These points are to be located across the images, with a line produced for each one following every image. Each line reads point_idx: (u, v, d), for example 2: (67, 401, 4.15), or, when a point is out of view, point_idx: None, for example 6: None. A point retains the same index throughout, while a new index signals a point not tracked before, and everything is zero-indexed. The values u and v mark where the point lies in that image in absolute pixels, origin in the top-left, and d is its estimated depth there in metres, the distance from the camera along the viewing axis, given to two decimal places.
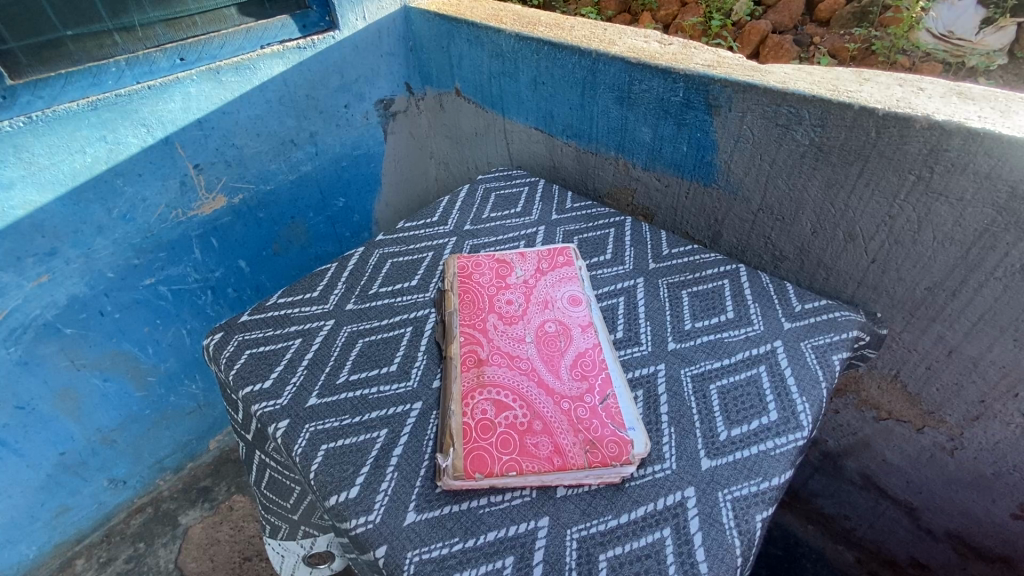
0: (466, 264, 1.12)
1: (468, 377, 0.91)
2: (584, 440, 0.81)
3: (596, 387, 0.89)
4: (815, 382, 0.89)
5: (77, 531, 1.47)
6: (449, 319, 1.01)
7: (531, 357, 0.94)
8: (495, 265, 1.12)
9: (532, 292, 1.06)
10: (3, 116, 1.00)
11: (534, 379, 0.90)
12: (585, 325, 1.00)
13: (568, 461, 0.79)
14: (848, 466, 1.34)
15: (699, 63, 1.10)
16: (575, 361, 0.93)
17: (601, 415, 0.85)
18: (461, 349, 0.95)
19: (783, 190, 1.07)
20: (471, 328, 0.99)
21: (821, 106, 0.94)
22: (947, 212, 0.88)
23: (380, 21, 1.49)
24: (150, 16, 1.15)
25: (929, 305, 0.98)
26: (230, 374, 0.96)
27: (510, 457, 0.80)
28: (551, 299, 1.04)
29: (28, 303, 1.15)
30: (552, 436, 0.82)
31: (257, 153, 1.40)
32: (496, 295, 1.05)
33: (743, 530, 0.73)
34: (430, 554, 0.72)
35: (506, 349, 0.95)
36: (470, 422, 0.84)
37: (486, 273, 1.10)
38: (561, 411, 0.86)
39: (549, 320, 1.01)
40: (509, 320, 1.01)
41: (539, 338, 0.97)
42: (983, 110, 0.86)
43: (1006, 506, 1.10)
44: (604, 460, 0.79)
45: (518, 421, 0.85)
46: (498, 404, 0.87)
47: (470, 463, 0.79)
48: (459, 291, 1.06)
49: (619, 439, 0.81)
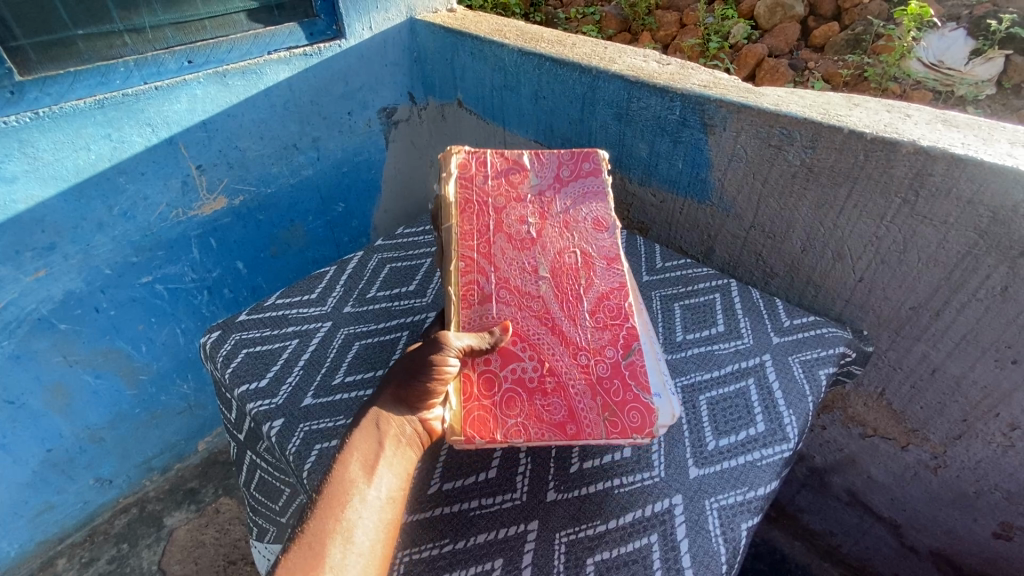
0: (466, 164, 1.00)
1: (470, 316, 0.87)
2: (603, 407, 0.82)
3: (619, 340, 0.88)
4: (801, 396, 0.91)
5: (60, 529, 1.46)
6: (446, 238, 0.94)
7: (543, 296, 0.91)
8: (503, 168, 1.00)
9: (548, 212, 0.98)
10: (10, 111, 1.02)
11: (548, 326, 0.88)
12: (610, 256, 0.95)
13: (583, 431, 0.81)
14: (834, 481, 1.35)
15: (695, 83, 1.13)
16: (597, 305, 0.90)
17: (624, 374, 0.85)
18: (460, 283, 0.90)
19: (774, 209, 1.09)
20: (474, 252, 0.92)
21: (812, 128, 0.97)
22: (931, 234, 0.91)
23: (385, 32, 1.52)
24: (160, 18, 1.17)
25: (913, 324, 1.01)
26: (226, 372, 0.98)
27: (518, 422, 0.81)
28: (572, 222, 0.97)
29: (23, 297, 1.15)
30: (568, 398, 0.83)
31: (259, 156, 1.41)
32: (506, 210, 0.97)
33: (729, 538, 0.75)
34: (421, 555, 0.76)
35: (516, 285, 0.91)
36: (471, 376, 0.83)
37: (492, 180, 0.99)
38: (579, 366, 0.85)
39: (568, 249, 0.95)
40: (521, 245, 0.94)
41: (554, 272, 0.93)
42: (966, 137, 0.89)
43: (987, 525, 1.12)
44: (625, 432, 0.81)
45: (526, 377, 0.84)
46: (507, 357, 0.85)
47: (469, 428, 0.80)
48: (459, 200, 0.96)
49: (643, 408, 0.82)
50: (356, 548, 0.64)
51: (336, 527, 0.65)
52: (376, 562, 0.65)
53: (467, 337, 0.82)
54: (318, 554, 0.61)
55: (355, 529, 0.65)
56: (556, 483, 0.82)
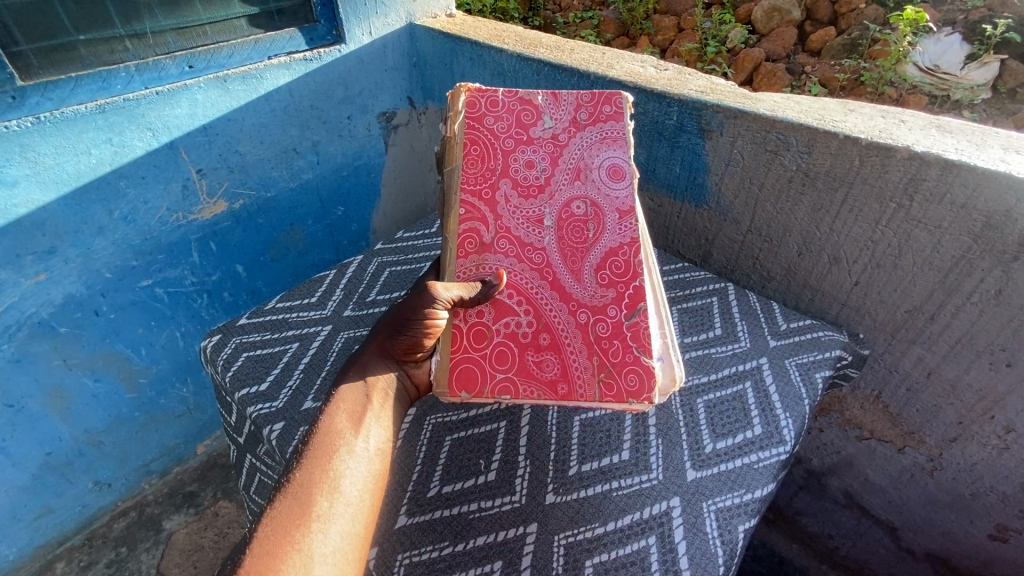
0: (474, 101, 0.93)
1: (466, 264, 0.84)
2: (599, 368, 0.80)
3: (623, 298, 0.84)
4: (798, 399, 0.92)
5: (58, 533, 1.46)
6: (449, 181, 0.90)
7: (546, 247, 0.87)
8: (515, 105, 0.93)
9: (560, 156, 0.91)
10: (11, 116, 1.03)
11: (548, 280, 0.85)
12: (623, 208, 0.88)
13: (574, 391, 0.79)
14: (831, 484, 1.36)
15: (692, 89, 1.14)
16: (604, 261, 0.86)
17: (625, 335, 0.82)
18: (460, 231, 0.86)
19: (771, 213, 1.10)
20: (476, 196, 0.88)
21: (807, 134, 0.98)
22: (926, 238, 0.92)
23: (385, 37, 1.53)
24: (162, 23, 1.17)
25: (909, 327, 1.02)
26: (227, 375, 0.99)
27: (506, 377, 0.80)
28: (585, 169, 0.90)
29: (24, 300, 1.16)
30: (560, 356, 0.81)
31: (259, 160, 1.42)
32: (514, 151, 0.91)
33: (726, 540, 0.76)
34: (421, 558, 0.76)
35: (518, 234, 0.87)
36: (462, 327, 0.82)
37: (503, 119, 0.92)
38: (577, 323, 0.83)
39: (578, 198, 0.89)
40: (527, 191, 0.89)
41: (561, 223, 0.88)
42: (960, 142, 0.90)
43: (984, 527, 1.13)
44: (621, 396, 0.79)
45: (520, 332, 0.82)
46: (501, 309, 0.83)
47: (456, 382, 0.79)
48: (465, 140, 0.91)
49: (641, 370, 0.80)
50: (344, 497, 0.68)
51: (323, 478, 0.68)
52: (364, 510, 0.69)
53: (456, 288, 0.80)
54: (308, 502, 0.66)
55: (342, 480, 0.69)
56: (555, 486, 0.83)
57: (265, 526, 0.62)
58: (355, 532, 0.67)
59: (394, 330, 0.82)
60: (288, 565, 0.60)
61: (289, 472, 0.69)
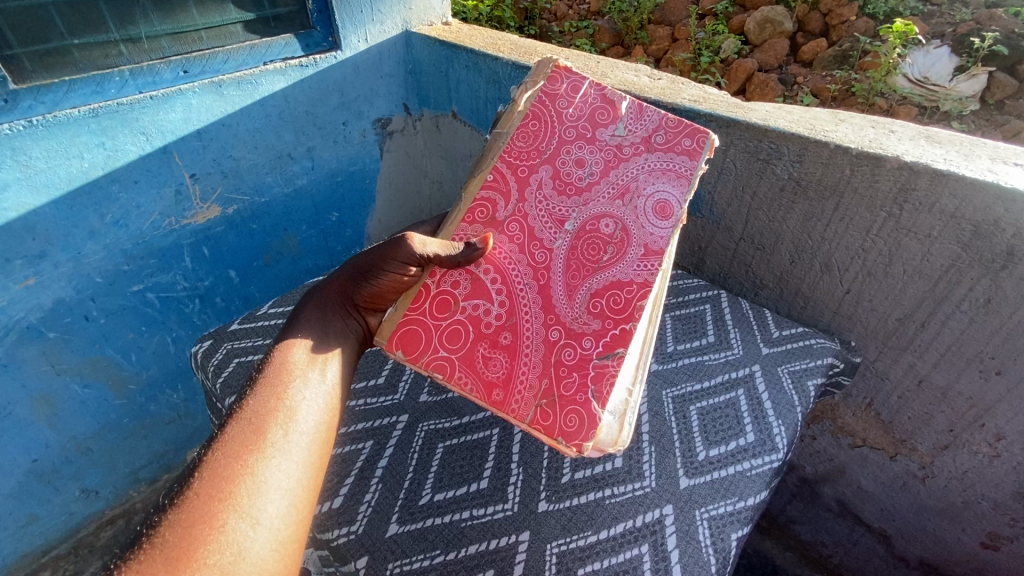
0: (560, 74, 0.91)
1: (468, 229, 0.86)
2: (545, 393, 0.77)
3: (604, 334, 0.79)
4: (790, 406, 0.92)
5: (44, 542, 1.44)
6: (492, 145, 0.90)
7: (553, 251, 0.84)
8: (598, 96, 0.89)
9: (615, 168, 0.86)
10: (3, 120, 1.02)
11: (539, 283, 0.82)
12: (654, 247, 0.82)
13: (507, 400, 0.78)
14: (824, 492, 1.36)
15: (686, 98, 1.15)
16: (604, 290, 0.81)
17: (588, 373, 0.77)
18: (477, 197, 0.87)
19: (763, 222, 1.11)
20: (510, 169, 0.88)
21: (799, 144, 0.98)
22: (916, 248, 0.93)
23: (380, 44, 1.53)
24: (157, 28, 1.18)
25: (900, 335, 1.02)
26: (217, 381, 1.00)
27: (449, 360, 0.80)
28: (634, 191, 0.84)
29: (11, 305, 1.14)
30: (512, 361, 0.80)
31: (254, 165, 1.41)
32: (572, 142, 0.88)
33: (719, 548, 0.76)
34: (412, 566, 0.76)
35: (532, 224, 0.85)
36: (432, 293, 0.83)
37: (577, 105, 0.89)
38: (546, 341, 0.80)
39: (612, 215, 0.84)
40: (563, 188, 0.86)
41: (580, 234, 0.84)
42: (949, 153, 0.91)
43: (975, 535, 1.13)
44: (551, 430, 0.74)
45: (484, 321, 0.82)
46: (478, 288, 0.83)
47: (400, 342, 0.81)
48: (527, 112, 0.90)
49: (584, 415, 0.74)
50: (299, 427, 0.69)
51: (277, 408, 0.69)
52: (320, 441, 0.70)
53: (435, 245, 0.82)
54: (261, 430, 0.66)
55: (294, 409, 0.70)
56: (548, 494, 0.82)
57: (217, 451, 0.63)
58: (310, 462, 0.67)
59: (362, 274, 0.84)
60: (238, 490, 0.60)
61: (243, 401, 0.70)
